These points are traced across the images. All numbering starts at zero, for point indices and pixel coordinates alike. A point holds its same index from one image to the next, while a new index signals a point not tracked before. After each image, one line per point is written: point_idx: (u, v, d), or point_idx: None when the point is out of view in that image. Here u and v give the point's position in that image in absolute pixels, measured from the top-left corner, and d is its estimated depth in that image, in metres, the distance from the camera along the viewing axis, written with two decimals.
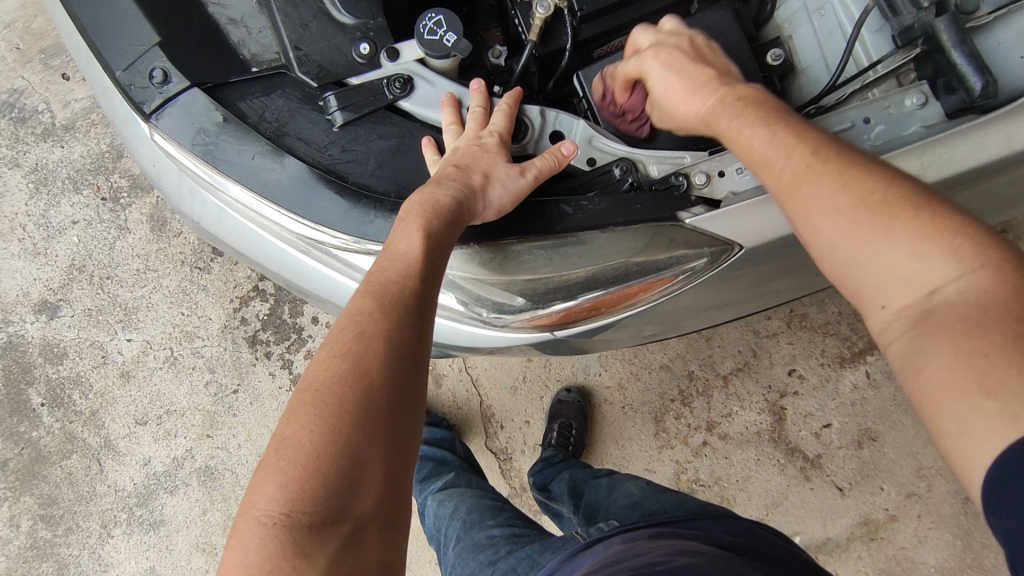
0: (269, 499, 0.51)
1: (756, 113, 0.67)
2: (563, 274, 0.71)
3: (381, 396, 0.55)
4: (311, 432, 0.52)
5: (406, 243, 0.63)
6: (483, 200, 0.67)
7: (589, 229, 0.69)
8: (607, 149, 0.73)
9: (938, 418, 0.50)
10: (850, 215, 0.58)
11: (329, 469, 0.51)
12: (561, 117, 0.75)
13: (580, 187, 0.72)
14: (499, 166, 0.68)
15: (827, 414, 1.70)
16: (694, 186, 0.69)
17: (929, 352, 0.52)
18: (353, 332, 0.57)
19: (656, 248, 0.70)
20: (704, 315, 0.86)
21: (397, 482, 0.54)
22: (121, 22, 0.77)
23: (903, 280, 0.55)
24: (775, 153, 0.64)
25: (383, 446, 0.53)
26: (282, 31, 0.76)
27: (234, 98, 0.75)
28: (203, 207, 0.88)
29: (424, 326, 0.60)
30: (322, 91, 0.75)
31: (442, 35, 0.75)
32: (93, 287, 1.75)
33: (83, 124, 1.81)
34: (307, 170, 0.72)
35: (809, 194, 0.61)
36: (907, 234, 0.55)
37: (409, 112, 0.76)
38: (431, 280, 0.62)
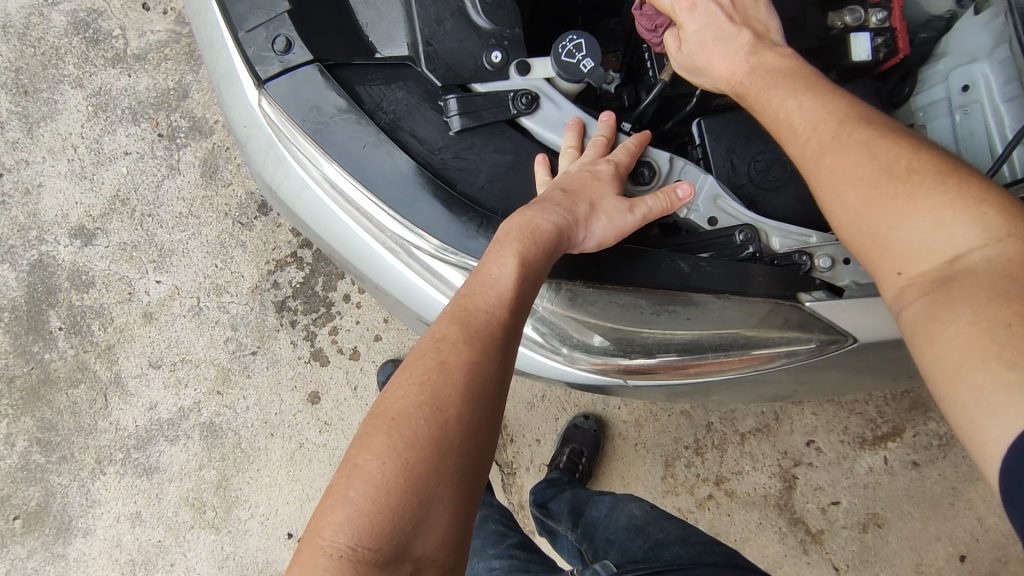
0: (334, 532, 0.46)
1: (789, 81, 0.70)
2: (666, 332, 0.68)
3: (457, 433, 0.50)
4: (384, 462, 0.48)
5: (498, 270, 0.57)
6: (584, 231, 0.62)
7: (706, 293, 0.67)
8: (731, 211, 0.69)
9: (957, 393, 0.51)
10: (872, 183, 0.60)
11: (398, 503, 0.47)
12: (688, 167, 0.71)
13: (696, 245, 0.69)
14: (608, 198, 0.63)
15: (837, 491, 1.67)
16: (817, 268, 0.68)
17: (949, 318, 0.53)
18: (435, 359, 0.52)
19: (767, 322, 0.68)
20: (764, 388, 0.83)
21: (464, 522, 0.49)
22: None
23: (924, 248, 0.57)
24: (804, 121, 0.67)
25: (451, 484, 0.49)
26: (416, 22, 0.73)
27: (354, 81, 0.73)
28: (286, 179, 0.86)
29: (507, 361, 0.54)
30: (444, 92, 0.73)
31: (579, 59, 0.72)
32: (132, 222, 1.73)
33: (155, 57, 1.78)
34: (418, 171, 0.70)
35: (834, 161, 0.63)
36: (932, 200, 0.57)
37: (527, 130, 0.73)
38: (521, 313, 0.57)
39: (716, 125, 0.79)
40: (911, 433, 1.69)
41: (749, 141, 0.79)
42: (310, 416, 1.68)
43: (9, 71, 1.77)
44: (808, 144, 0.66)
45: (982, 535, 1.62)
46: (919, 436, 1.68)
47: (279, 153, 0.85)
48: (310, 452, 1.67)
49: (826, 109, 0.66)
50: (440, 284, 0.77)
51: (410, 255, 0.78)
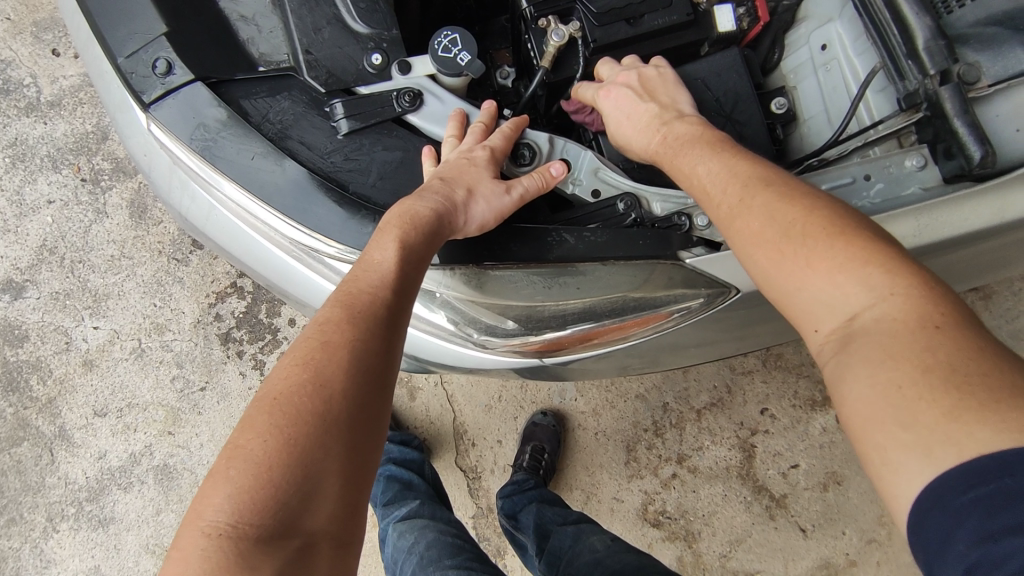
0: (215, 508, 0.48)
1: (698, 146, 0.69)
2: (560, 303, 0.70)
3: (341, 407, 0.53)
4: (266, 440, 0.50)
5: (380, 254, 0.60)
6: (464, 216, 0.65)
7: (591, 261, 0.69)
8: (612, 181, 0.73)
9: (865, 448, 0.49)
10: (782, 253, 0.57)
11: (281, 477, 0.49)
12: (568, 145, 0.74)
13: (582, 218, 0.72)
14: (484, 181, 0.66)
15: (795, 454, 1.72)
16: (696, 227, 0.70)
17: (850, 379, 0.51)
18: (318, 340, 0.55)
19: (654, 284, 0.70)
20: (685, 352, 0.85)
21: (355, 496, 0.52)
22: (129, 9, 0.74)
23: (829, 309, 0.54)
24: (712, 186, 0.65)
25: (335, 457, 0.51)
26: (294, 34, 0.75)
27: (238, 96, 0.73)
28: (193, 202, 0.86)
29: (393, 338, 0.58)
30: (329, 97, 0.74)
31: (456, 53, 0.75)
32: (63, 270, 1.69)
33: (70, 102, 1.76)
34: (308, 177, 0.71)
35: (742, 226, 0.61)
36: (829, 258, 0.55)
37: (417, 128, 0.75)
38: (407, 293, 0.60)
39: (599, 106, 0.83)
40: None
41: None
42: None
43: None
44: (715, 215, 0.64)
45: None
46: None
47: (182, 177, 0.85)
48: None
49: (729, 173, 0.64)
50: None
51: (317, 259, 0.78)
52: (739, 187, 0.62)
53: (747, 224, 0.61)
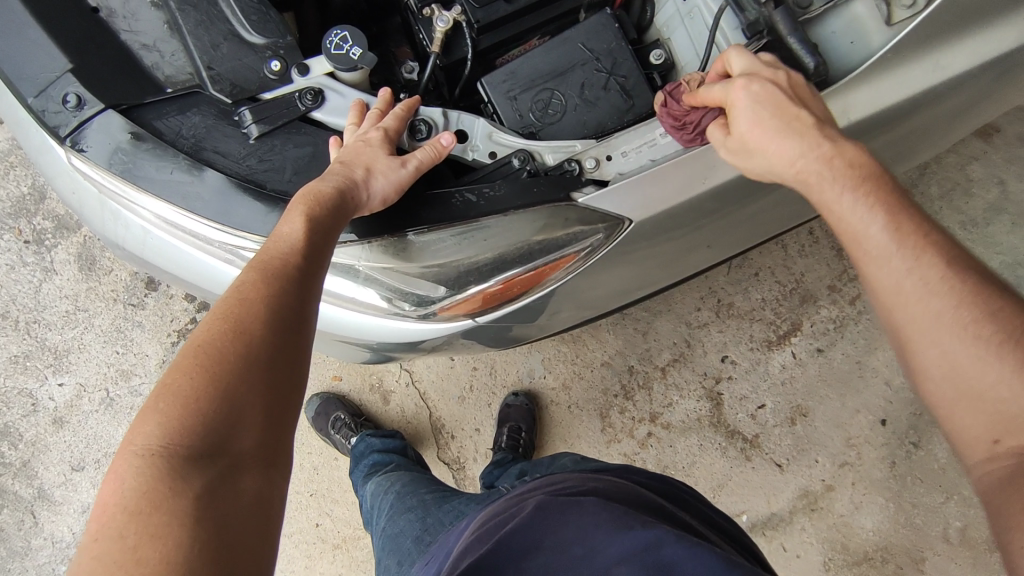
0: (146, 435, 0.53)
1: (858, 182, 0.68)
2: (473, 258, 0.77)
3: (261, 350, 0.59)
4: (191, 376, 0.56)
5: (291, 224, 0.67)
6: (365, 192, 0.72)
7: (494, 215, 0.76)
8: (506, 142, 0.81)
9: (1014, 525, 0.56)
10: (986, 344, 0.61)
11: (207, 407, 0.55)
12: (463, 116, 0.82)
13: (483, 178, 0.79)
14: (380, 159, 0.73)
15: (760, 395, 1.80)
16: (586, 170, 0.79)
17: (1018, 473, 0.58)
18: (237, 294, 0.61)
19: (556, 226, 0.77)
20: (610, 296, 0.93)
21: (279, 429, 0.58)
22: (31, 51, 0.78)
23: (989, 401, 0.61)
24: (884, 238, 0.66)
25: (256, 391, 0.57)
26: (194, 53, 0.80)
27: (150, 118, 0.78)
28: (126, 229, 0.90)
29: (309, 292, 0.64)
30: (236, 107, 0.79)
31: (348, 49, 0.80)
32: (19, 333, 1.70)
33: (1, 167, 1.77)
34: (226, 181, 0.76)
35: (913, 294, 0.64)
36: (1016, 360, 0.60)
37: (323, 123, 0.81)
38: (320, 254, 0.67)
39: (495, 80, 0.89)
40: (808, 325, 1.83)
41: (525, 84, 0.88)
42: None
43: None
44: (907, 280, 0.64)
45: (894, 397, 1.77)
46: (816, 325, 1.83)
47: (111, 206, 0.88)
48: None
49: (906, 230, 0.65)
50: None
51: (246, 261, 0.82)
52: (924, 252, 0.65)
53: (925, 284, 0.64)
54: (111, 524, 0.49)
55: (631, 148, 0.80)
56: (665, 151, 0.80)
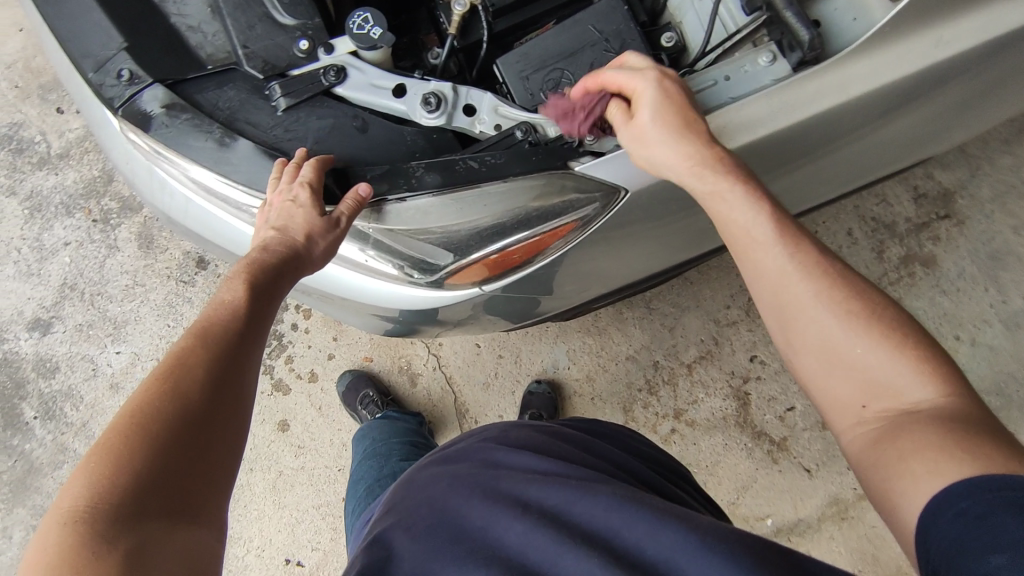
0: (72, 496, 0.55)
1: (760, 191, 0.77)
2: (474, 221, 0.82)
3: (196, 407, 0.64)
4: (126, 435, 0.59)
5: (233, 295, 0.73)
6: (311, 257, 0.79)
7: (495, 179, 0.82)
8: (510, 115, 0.88)
9: (903, 470, 0.63)
10: (847, 325, 0.71)
11: (141, 464, 0.58)
12: (470, 91, 0.88)
13: (487, 147, 0.86)
14: (315, 223, 0.78)
15: (790, 397, 1.77)
16: (586, 142, 0.87)
17: (905, 431, 0.66)
18: (174, 359, 0.66)
19: (549, 193, 0.83)
20: (618, 267, 0.99)
21: (214, 483, 0.62)
22: (93, 30, 0.87)
23: (880, 385, 0.69)
24: (782, 257, 0.74)
25: (192, 444, 0.62)
26: (232, 33, 0.87)
27: (192, 92, 0.86)
28: (170, 196, 0.98)
29: (248, 352, 0.71)
30: (267, 82, 0.87)
31: (369, 29, 0.87)
32: (84, 303, 1.84)
33: (77, 152, 1.93)
34: (255, 147, 0.83)
35: (798, 299, 0.73)
36: (880, 339, 0.70)
37: (344, 97, 0.87)
38: (260, 319, 0.73)
39: (508, 61, 0.93)
40: None
41: (537, 65, 0.93)
42: (283, 444, 1.79)
43: None
44: (778, 267, 0.74)
45: None
46: None
47: (157, 174, 0.97)
48: (290, 477, 1.77)
49: (799, 240, 0.75)
50: None
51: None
52: (810, 263, 0.73)
53: (805, 293, 0.73)
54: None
55: None
56: None
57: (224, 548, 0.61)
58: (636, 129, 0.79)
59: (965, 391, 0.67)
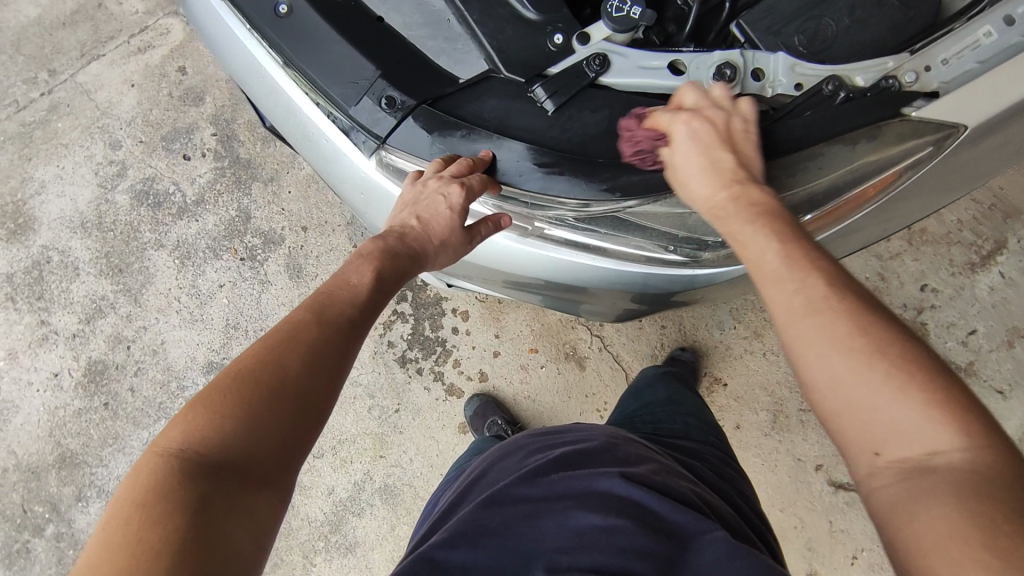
0: (170, 438, 0.66)
1: (766, 222, 0.72)
2: (806, 188, 0.84)
3: (293, 386, 0.71)
4: (224, 394, 0.68)
5: (358, 277, 0.81)
6: (431, 262, 0.88)
7: (827, 141, 0.84)
8: (810, 72, 0.87)
9: (925, 561, 0.54)
10: (884, 369, 0.61)
11: (234, 425, 0.67)
12: (758, 55, 0.87)
13: (798, 106, 0.85)
14: (454, 237, 0.87)
15: (970, 320, 1.78)
16: (906, 83, 0.85)
17: (924, 502, 0.57)
18: (288, 332, 0.74)
19: (889, 142, 0.85)
20: (929, 198, 0.99)
21: (284, 458, 0.69)
22: (340, 63, 0.86)
23: (900, 435, 0.60)
24: (793, 284, 0.67)
25: (273, 418, 0.69)
26: (483, 40, 0.86)
27: (455, 107, 0.85)
28: None
29: (350, 344, 0.78)
30: (528, 84, 0.85)
31: (627, 10, 0.84)
32: (250, 340, 1.88)
33: (212, 196, 1.93)
34: (533, 151, 0.83)
35: (804, 331, 0.65)
36: (914, 394, 0.60)
37: (609, 85, 0.86)
38: (370, 310, 0.81)
39: (754, 17, 0.91)
40: (1014, 241, 1.79)
41: (787, 17, 0.91)
42: (468, 444, 1.83)
43: (99, 258, 1.92)
44: (790, 305, 0.66)
45: None
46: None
47: (389, 192, 0.94)
48: None
49: (807, 267, 0.67)
50: (588, 252, 0.92)
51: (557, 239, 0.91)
52: (849, 298, 0.65)
53: (829, 325, 0.64)
54: (114, 512, 0.60)
55: (952, 54, 0.85)
56: (989, 52, 0.85)
57: (281, 514, 0.68)
58: (678, 164, 0.80)
59: (999, 450, 0.58)
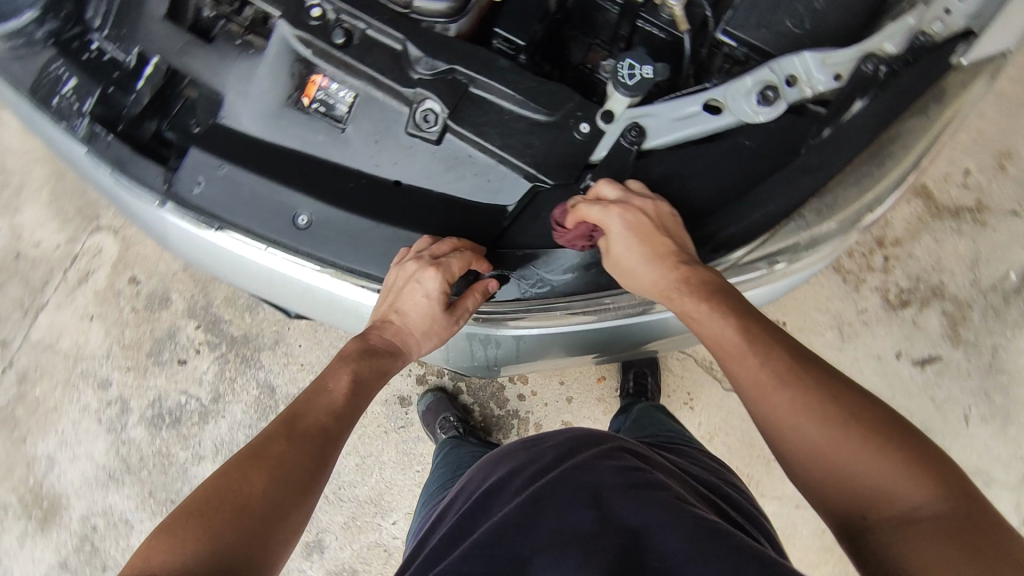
0: (138, 564, 0.59)
1: (715, 300, 0.72)
2: (895, 168, 0.78)
3: (271, 506, 0.65)
4: (193, 513, 0.62)
5: (335, 383, 0.79)
6: (416, 349, 0.84)
7: (895, 122, 0.77)
8: (844, 58, 0.77)
9: None
10: (845, 426, 0.65)
11: (202, 536, 0.60)
12: (785, 62, 0.78)
13: (848, 99, 0.77)
14: (439, 323, 0.82)
15: (1011, 140, 1.59)
16: (935, 35, 0.77)
17: (918, 549, 0.59)
18: (262, 444, 0.70)
19: (955, 93, 0.77)
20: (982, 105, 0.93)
21: (254, 575, 0.61)
22: (385, 247, 0.83)
23: (886, 495, 0.63)
24: (745, 349, 0.70)
25: (247, 540, 0.62)
26: (516, 161, 0.82)
27: (522, 237, 0.83)
28: (500, 346, 0.92)
29: (326, 459, 0.73)
30: (580, 180, 0.82)
31: (640, 72, 0.80)
32: None
33: (227, 385, 1.76)
34: None
35: (782, 407, 0.68)
36: (889, 449, 0.64)
37: (654, 148, 0.81)
38: (347, 419, 0.77)
39: (740, 20, 0.87)
40: None
41: (772, 6, 0.86)
42: None
43: (145, 503, 1.72)
44: (763, 383, 0.69)
45: None
46: None
47: (483, 334, 0.89)
48: None
49: (757, 335, 0.70)
50: None
51: (669, 304, 0.85)
52: (796, 369, 0.69)
53: (803, 398, 0.67)
54: None
55: None
56: None
57: None
58: (620, 256, 0.77)
59: (971, 500, 0.61)
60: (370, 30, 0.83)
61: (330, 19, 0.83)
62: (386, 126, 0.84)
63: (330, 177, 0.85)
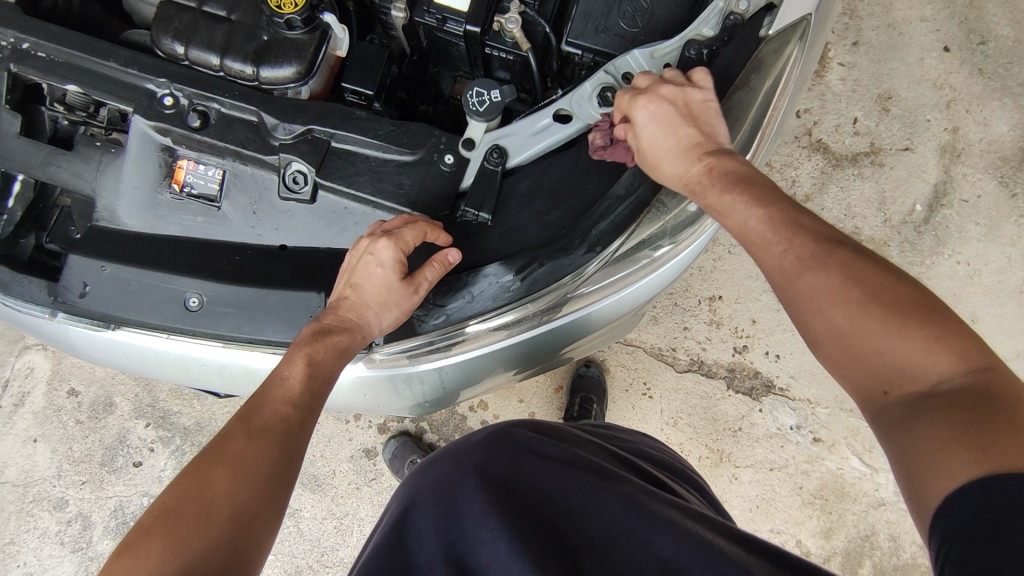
0: None
1: (749, 189, 0.69)
2: (739, 135, 0.82)
3: (238, 513, 0.61)
4: (154, 538, 0.58)
5: (290, 368, 0.72)
6: (375, 322, 0.78)
7: (726, 97, 0.82)
8: (667, 50, 0.84)
9: (923, 467, 0.53)
10: (865, 308, 0.59)
11: (160, 557, 0.57)
12: (619, 62, 0.84)
13: None
14: (399, 290, 0.78)
15: (893, 75, 1.64)
16: (743, 13, 0.84)
17: (921, 419, 0.55)
18: (220, 447, 0.65)
19: (772, 61, 0.83)
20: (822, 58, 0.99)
21: None
22: (283, 311, 0.83)
23: (909, 375, 0.57)
24: (770, 237, 0.65)
25: (218, 554, 0.59)
26: (391, 202, 0.84)
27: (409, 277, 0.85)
28: (422, 382, 0.90)
29: (295, 454, 0.68)
30: (454, 210, 0.85)
31: (489, 97, 0.85)
32: None
33: None
34: (497, 268, 0.82)
35: (808, 286, 0.62)
36: (923, 332, 0.56)
37: (516, 165, 0.86)
38: (310, 404, 0.71)
39: (577, 30, 0.91)
40: None
41: (602, 12, 0.91)
42: None
43: None
44: (784, 267, 0.63)
45: None
46: None
47: (404, 373, 0.88)
48: None
49: (783, 227, 0.65)
50: (595, 299, 0.84)
51: (571, 308, 0.84)
52: (820, 255, 0.62)
53: (825, 281, 0.61)
54: None
55: None
56: None
57: None
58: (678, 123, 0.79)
59: (1003, 376, 0.54)
60: (224, 108, 0.86)
61: (184, 105, 0.86)
62: (259, 194, 0.86)
63: (217, 254, 0.86)
